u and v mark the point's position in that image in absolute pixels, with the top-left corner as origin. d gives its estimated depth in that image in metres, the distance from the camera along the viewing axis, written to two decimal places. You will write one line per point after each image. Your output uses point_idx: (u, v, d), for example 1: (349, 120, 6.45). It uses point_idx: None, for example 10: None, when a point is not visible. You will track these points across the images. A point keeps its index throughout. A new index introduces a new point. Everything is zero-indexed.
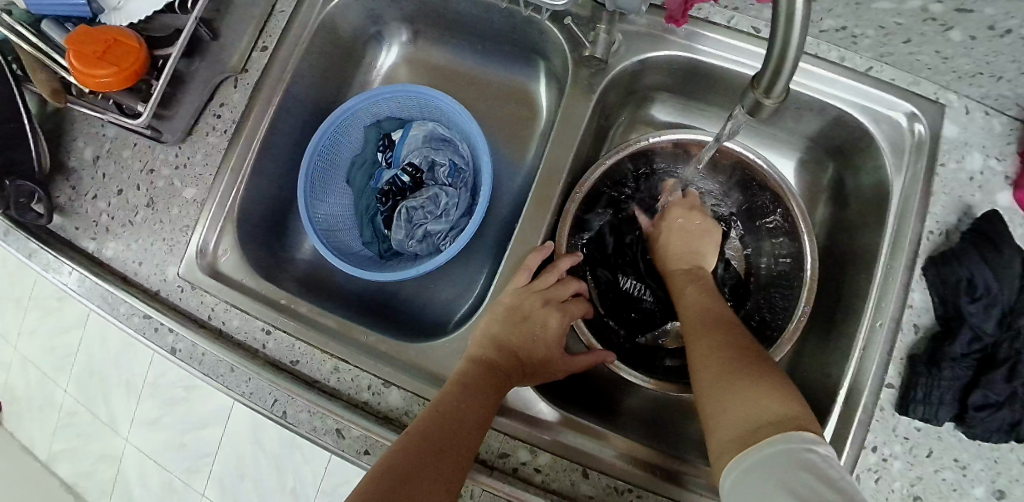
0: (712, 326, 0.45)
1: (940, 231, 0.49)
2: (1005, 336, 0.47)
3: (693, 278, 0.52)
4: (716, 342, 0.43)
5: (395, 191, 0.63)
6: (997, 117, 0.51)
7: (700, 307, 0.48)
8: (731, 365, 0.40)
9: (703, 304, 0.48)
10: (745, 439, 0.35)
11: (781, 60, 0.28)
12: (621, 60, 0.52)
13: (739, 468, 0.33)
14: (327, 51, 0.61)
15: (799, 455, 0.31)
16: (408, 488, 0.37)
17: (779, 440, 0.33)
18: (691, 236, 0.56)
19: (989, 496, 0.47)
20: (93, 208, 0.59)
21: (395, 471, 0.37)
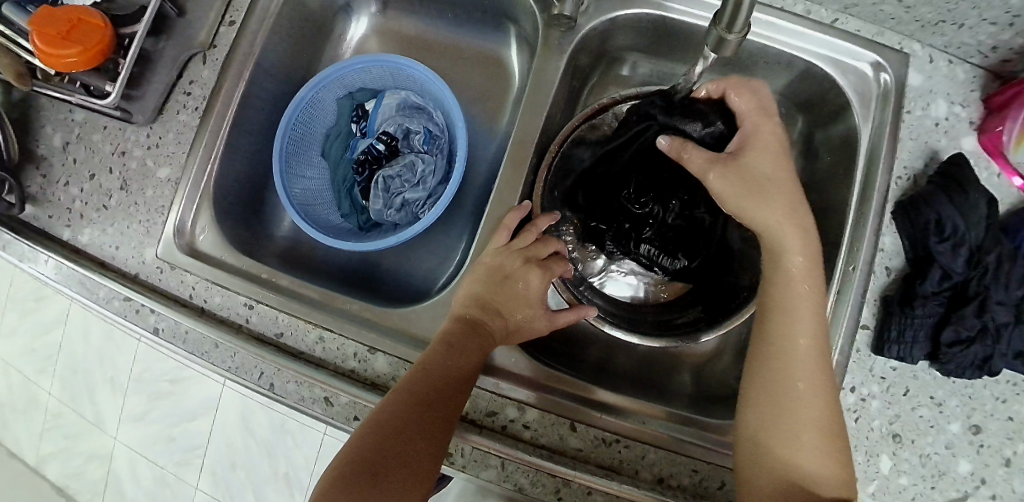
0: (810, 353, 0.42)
1: (908, 177, 0.51)
2: (974, 274, 0.48)
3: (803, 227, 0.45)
4: (818, 390, 0.40)
5: (371, 160, 0.62)
6: (961, 66, 0.53)
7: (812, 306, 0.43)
8: (822, 428, 0.40)
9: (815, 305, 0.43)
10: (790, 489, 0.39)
11: None
12: (591, 19, 0.53)
13: None
14: (296, 25, 0.60)
15: None
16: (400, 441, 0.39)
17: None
18: (792, 193, 0.45)
19: (966, 431, 0.48)
20: (65, 195, 0.58)
21: (385, 426, 0.39)
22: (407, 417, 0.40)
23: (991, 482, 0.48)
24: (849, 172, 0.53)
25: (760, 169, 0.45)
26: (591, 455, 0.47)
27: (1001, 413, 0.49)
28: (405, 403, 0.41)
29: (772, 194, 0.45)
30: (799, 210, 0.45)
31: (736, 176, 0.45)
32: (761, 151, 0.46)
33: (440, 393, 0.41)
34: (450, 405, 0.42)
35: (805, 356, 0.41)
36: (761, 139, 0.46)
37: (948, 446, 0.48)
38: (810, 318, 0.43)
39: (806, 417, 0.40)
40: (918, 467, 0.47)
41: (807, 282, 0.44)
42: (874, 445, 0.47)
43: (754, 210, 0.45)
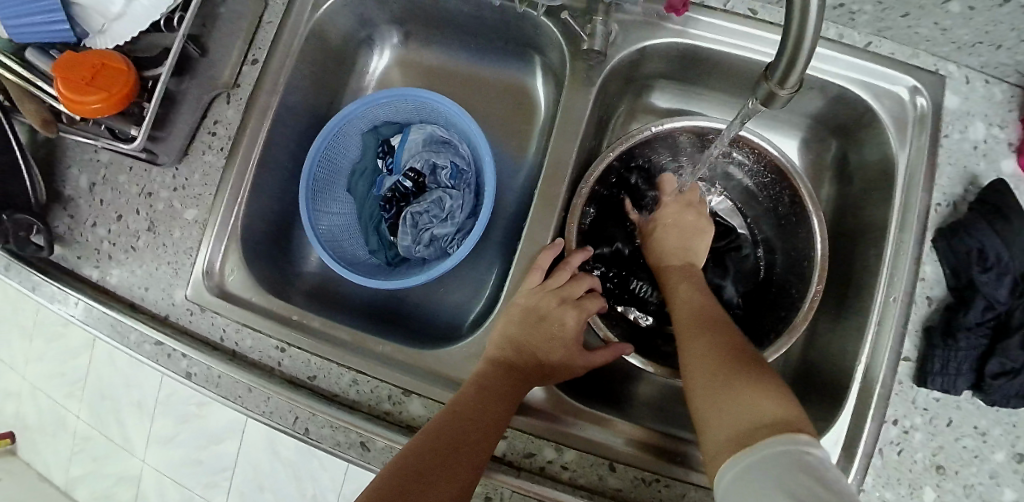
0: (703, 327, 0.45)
1: (947, 203, 0.50)
2: (1019, 303, 0.47)
3: (687, 275, 0.52)
4: (715, 340, 0.43)
5: (398, 196, 0.63)
6: (998, 85, 0.51)
7: (690, 303, 0.49)
8: (727, 366, 0.40)
9: (693, 300, 0.49)
10: (743, 439, 0.34)
11: (794, 53, 0.27)
12: (619, 50, 0.52)
13: (739, 468, 0.32)
14: (317, 58, 0.60)
15: (798, 456, 0.31)
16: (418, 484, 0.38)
17: (773, 443, 0.32)
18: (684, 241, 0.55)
19: (1011, 461, 0.47)
20: (93, 236, 0.58)
21: (407, 471, 0.38)
22: (429, 456, 0.39)
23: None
24: (885, 198, 0.52)
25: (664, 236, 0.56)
26: (631, 494, 0.46)
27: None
28: (427, 443, 0.40)
29: (660, 229, 0.56)
30: (684, 238, 0.55)
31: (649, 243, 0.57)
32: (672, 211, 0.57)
33: (461, 428, 0.41)
34: (468, 436, 0.41)
35: (687, 322, 0.46)
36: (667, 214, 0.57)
37: (993, 476, 0.47)
38: (687, 299, 0.49)
39: (703, 364, 0.41)
40: (963, 498, 0.47)
41: (679, 282, 0.52)
42: (919, 477, 0.47)
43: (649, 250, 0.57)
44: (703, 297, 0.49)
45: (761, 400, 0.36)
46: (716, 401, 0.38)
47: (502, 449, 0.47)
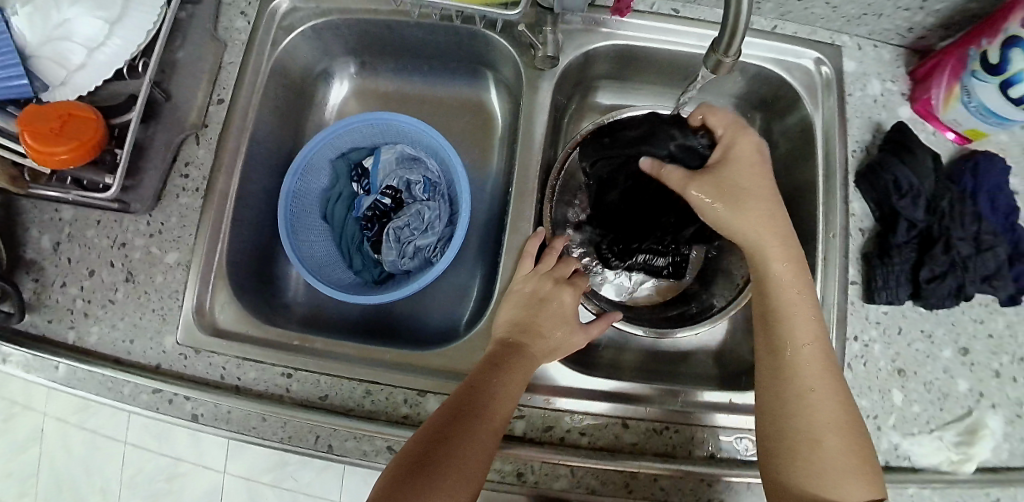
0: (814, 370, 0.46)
1: (860, 149, 0.59)
2: (934, 219, 0.55)
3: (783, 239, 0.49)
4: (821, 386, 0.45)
5: (378, 214, 0.64)
6: (885, 48, 0.62)
7: (803, 324, 0.47)
8: (846, 439, 0.44)
9: (804, 319, 0.47)
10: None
11: (735, 21, 0.33)
12: (567, 55, 0.58)
13: None
14: (282, 94, 0.63)
15: None
16: (448, 447, 0.41)
17: None
18: (767, 199, 0.50)
19: (957, 355, 0.55)
20: (64, 296, 0.56)
21: (435, 434, 0.42)
22: (461, 420, 0.42)
23: (988, 394, 0.55)
24: (809, 152, 0.60)
25: (739, 180, 0.50)
26: (646, 445, 0.50)
27: (982, 333, 0.56)
28: (459, 409, 0.43)
29: (751, 204, 0.49)
30: (772, 218, 0.49)
31: (712, 184, 0.49)
32: (749, 174, 0.50)
33: (494, 401, 0.44)
34: (497, 410, 0.43)
35: (820, 370, 0.45)
36: (739, 152, 0.51)
37: (945, 370, 0.55)
38: (812, 328, 0.47)
39: (830, 434, 0.44)
40: (926, 394, 0.54)
41: (803, 301, 0.47)
42: (884, 383, 0.54)
43: (729, 219, 0.49)
44: (818, 323, 0.47)
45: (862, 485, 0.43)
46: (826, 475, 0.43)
47: (521, 429, 0.50)
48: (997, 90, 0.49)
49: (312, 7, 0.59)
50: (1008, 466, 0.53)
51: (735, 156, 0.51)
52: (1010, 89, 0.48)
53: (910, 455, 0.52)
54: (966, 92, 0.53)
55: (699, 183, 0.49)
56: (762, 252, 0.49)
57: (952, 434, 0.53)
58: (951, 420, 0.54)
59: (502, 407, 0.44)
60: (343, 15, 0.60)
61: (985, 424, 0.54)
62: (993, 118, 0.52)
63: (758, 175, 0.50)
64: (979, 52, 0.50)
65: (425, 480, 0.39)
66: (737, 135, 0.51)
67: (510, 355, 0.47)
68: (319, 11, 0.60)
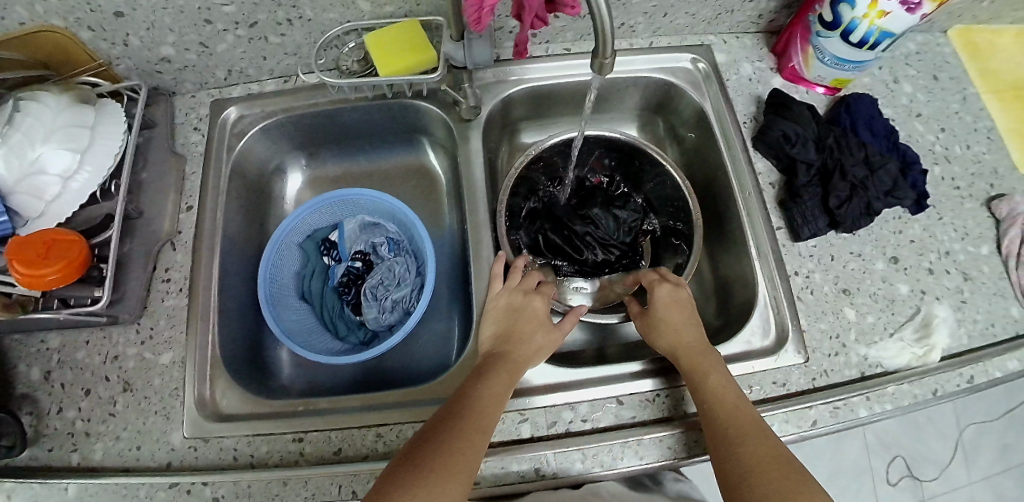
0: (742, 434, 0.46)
1: (749, 119, 0.68)
2: (825, 156, 0.62)
3: (702, 352, 0.53)
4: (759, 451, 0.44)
5: (353, 278, 0.68)
6: (746, 36, 0.73)
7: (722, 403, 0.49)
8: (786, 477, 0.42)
9: (723, 400, 0.49)
10: None
11: (603, 28, 0.40)
12: (487, 104, 0.67)
13: None
14: (243, 192, 0.68)
15: None
16: (431, 443, 0.43)
17: None
18: (687, 322, 0.57)
19: (889, 264, 0.63)
20: (62, 421, 0.56)
21: (422, 436, 0.44)
22: (452, 411, 0.46)
23: (929, 290, 0.62)
24: (709, 135, 0.70)
25: (666, 316, 0.58)
26: (644, 416, 0.54)
27: (904, 241, 0.64)
28: (450, 404, 0.47)
29: (668, 326, 0.57)
30: (694, 331, 0.56)
31: (643, 323, 0.59)
32: (670, 308, 0.58)
33: (483, 394, 0.48)
34: (487, 401, 0.47)
35: (742, 426, 0.47)
36: (661, 293, 0.60)
37: (884, 279, 0.62)
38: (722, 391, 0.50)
39: (760, 476, 0.43)
40: (875, 305, 0.61)
41: (704, 375, 0.51)
42: (836, 303, 0.60)
43: (656, 342, 0.57)
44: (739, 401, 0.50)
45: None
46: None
47: (528, 431, 0.53)
48: (839, 40, 0.59)
49: (258, 112, 0.68)
50: (969, 347, 0.60)
51: (659, 298, 0.60)
52: (849, 36, 0.57)
53: (880, 360, 0.58)
54: (817, 50, 0.63)
55: (641, 320, 0.60)
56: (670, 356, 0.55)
57: (909, 332, 0.59)
58: (905, 320, 0.60)
59: (491, 400, 0.48)
60: (286, 114, 0.68)
61: (935, 314, 0.60)
62: (846, 64, 0.62)
63: (684, 306, 0.59)
64: (816, 16, 0.60)
65: (411, 464, 0.41)
66: (655, 284, 0.62)
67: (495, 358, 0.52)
68: (264, 115, 0.68)
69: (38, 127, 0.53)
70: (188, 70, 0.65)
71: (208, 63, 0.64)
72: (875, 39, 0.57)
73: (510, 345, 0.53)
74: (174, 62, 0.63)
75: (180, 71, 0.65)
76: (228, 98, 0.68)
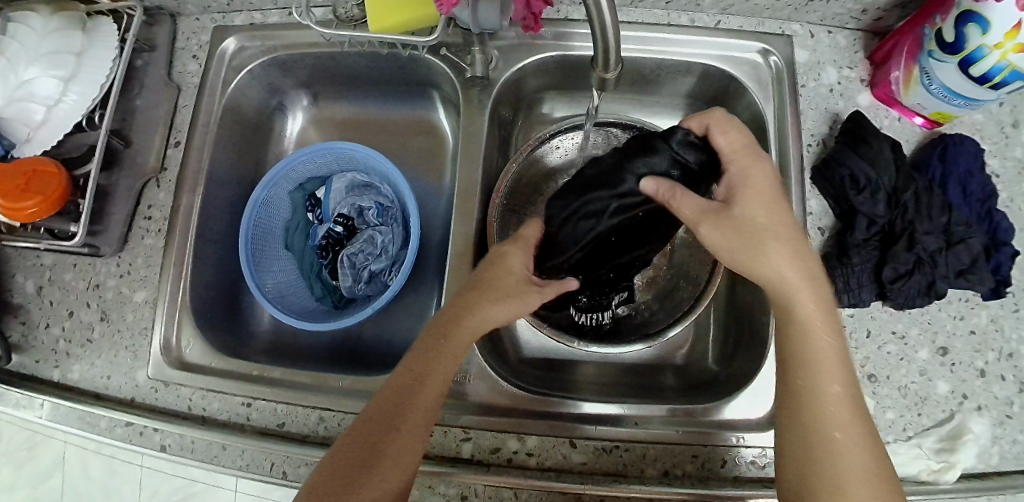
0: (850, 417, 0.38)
1: (817, 142, 0.56)
2: (895, 215, 0.51)
3: (812, 284, 0.41)
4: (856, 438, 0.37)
5: (332, 243, 0.65)
6: (840, 32, 0.59)
7: (838, 372, 0.39)
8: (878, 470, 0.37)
9: (841, 369, 0.39)
10: None
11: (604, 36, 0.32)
12: (502, 73, 0.58)
13: None
14: (236, 131, 0.64)
15: None
16: (368, 469, 0.39)
17: None
18: (791, 234, 0.43)
19: (935, 356, 0.54)
20: (49, 336, 0.60)
21: (357, 458, 0.40)
22: (390, 421, 0.41)
23: (972, 395, 0.54)
24: (764, 149, 0.58)
25: (748, 216, 0.43)
26: (596, 464, 0.50)
27: (963, 330, 0.55)
28: (371, 425, 0.41)
29: (766, 236, 0.42)
30: (804, 252, 0.42)
31: (723, 224, 0.43)
32: (757, 198, 0.43)
33: (411, 412, 0.42)
34: (414, 420, 0.42)
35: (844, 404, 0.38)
36: (750, 180, 0.44)
37: (922, 373, 0.54)
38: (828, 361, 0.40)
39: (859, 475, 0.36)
40: (900, 399, 0.53)
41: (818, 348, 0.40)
42: None
43: (769, 261, 0.41)
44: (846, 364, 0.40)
45: None
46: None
47: (469, 451, 0.50)
48: (956, 69, 0.46)
49: (258, 46, 0.62)
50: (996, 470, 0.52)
51: (740, 184, 0.44)
52: (969, 68, 0.45)
53: None
54: (925, 73, 0.50)
55: (711, 220, 0.43)
56: (791, 292, 0.41)
57: (930, 441, 0.52)
58: (930, 425, 0.53)
59: (417, 417, 0.42)
60: (287, 51, 0.62)
61: (967, 428, 0.52)
62: (957, 99, 0.49)
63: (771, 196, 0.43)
64: (934, 30, 0.47)
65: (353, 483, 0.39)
66: (747, 157, 0.44)
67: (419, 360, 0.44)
68: (266, 49, 0.62)
69: (22, 52, 0.53)
70: None
71: None
72: (1000, 79, 0.44)
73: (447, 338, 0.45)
74: None
75: None
76: (229, 26, 0.63)
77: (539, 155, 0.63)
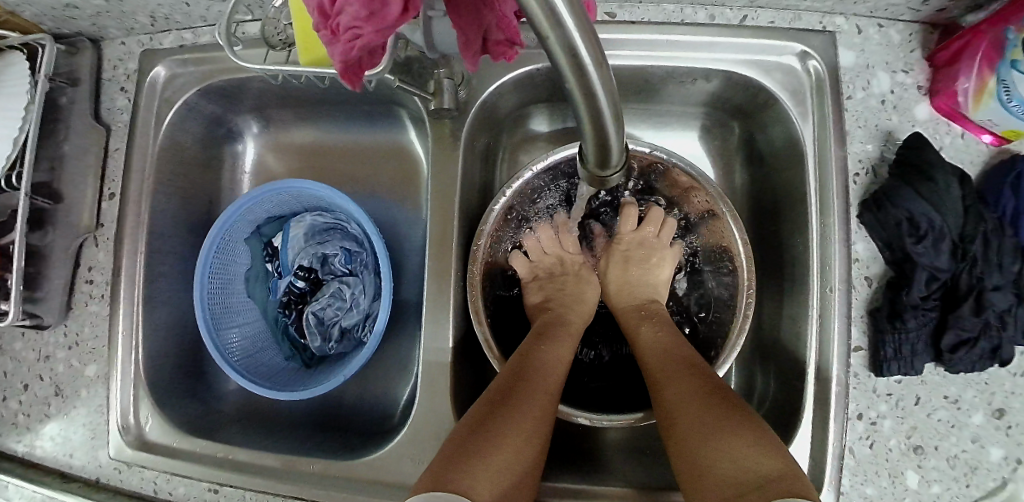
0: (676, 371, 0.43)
1: (866, 170, 0.46)
2: (960, 270, 0.42)
3: (645, 315, 0.51)
4: (690, 384, 0.40)
5: (295, 298, 0.57)
6: (894, 25, 0.47)
7: (660, 344, 0.47)
8: (723, 413, 0.36)
9: (661, 341, 0.47)
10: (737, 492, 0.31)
11: (597, 129, 0.22)
12: (476, 96, 0.48)
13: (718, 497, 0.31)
14: (181, 172, 0.56)
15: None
16: (503, 419, 0.38)
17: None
18: (630, 272, 0.55)
19: (991, 420, 0.46)
20: (5, 411, 0.56)
21: (490, 410, 0.39)
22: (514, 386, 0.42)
23: None
24: (797, 177, 0.48)
25: (612, 270, 0.56)
26: None
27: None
28: (501, 385, 0.42)
29: (611, 280, 0.56)
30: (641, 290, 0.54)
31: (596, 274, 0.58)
32: (618, 258, 0.57)
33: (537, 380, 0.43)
34: (538, 417, 0.40)
35: (673, 364, 0.44)
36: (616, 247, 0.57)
37: (975, 440, 0.46)
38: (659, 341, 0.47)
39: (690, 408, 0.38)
40: (948, 471, 0.45)
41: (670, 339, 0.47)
42: (897, 465, 0.45)
43: (605, 295, 0.56)
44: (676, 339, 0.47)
45: (747, 456, 0.32)
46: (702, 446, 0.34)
47: None
48: None
49: (192, 73, 0.53)
50: None
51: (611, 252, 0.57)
52: None
53: None
54: (1003, 86, 0.40)
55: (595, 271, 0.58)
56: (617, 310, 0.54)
57: None
58: (981, 499, 0.45)
59: (540, 413, 0.40)
60: (224, 78, 0.52)
61: None
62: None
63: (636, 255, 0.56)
64: (1023, 35, 0.37)
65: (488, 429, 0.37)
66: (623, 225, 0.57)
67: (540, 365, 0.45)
68: (200, 76, 0.53)
69: None
70: (104, 15, 0.51)
71: (123, 8, 0.50)
72: None
73: (560, 334, 0.49)
74: (81, 7, 0.49)
75: (94, 16, 0.51)
76: (158, 49, 0.54)
77: (533, 187, 0.55)
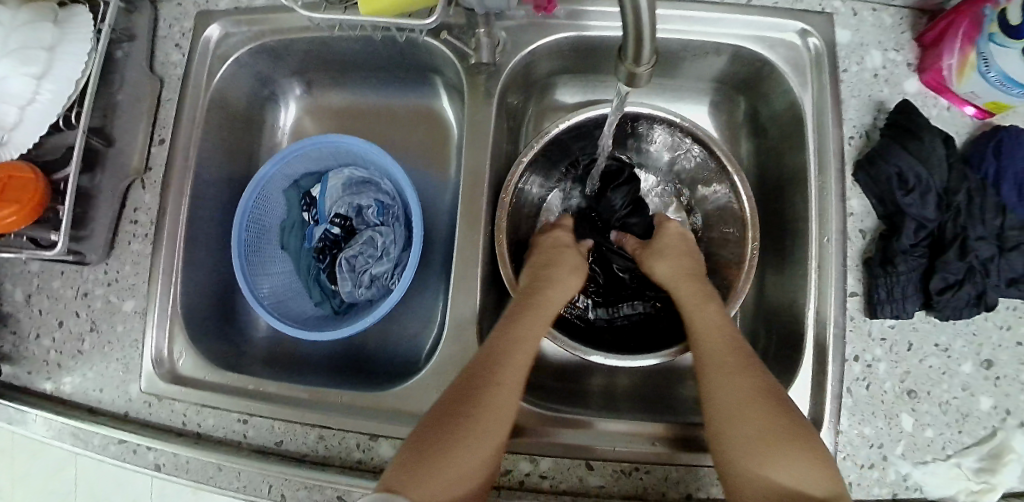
0: (732, 367, 0.43)
1: (859, 134, 0.51)
2: (949, 216, 0.47)
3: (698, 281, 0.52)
4: (749, 386, 0.42)
5: (330, 244, 0.61)
6: (885, 10, 0.53)
7: (718, 334, 0.46)
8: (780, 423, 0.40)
9: (722, 331, 0.46)
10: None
11: (639, 25, 0.26)
12: (509, 58, 0.53)
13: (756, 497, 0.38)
14: (226, 126, 0.60)
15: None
16: (461, 421, 0.40)
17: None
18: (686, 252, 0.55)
19: (979, 369, 0.49)
20: (38, 347, 0.57)
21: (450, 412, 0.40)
22: (473, 381, 0.42)
23: (1018, 411, 0.48)
24: (800, 143, 0.53)
25: (664, 244, 0.56)
26: (615, 489, 0.46)
27: (1010, 341, 0.50)
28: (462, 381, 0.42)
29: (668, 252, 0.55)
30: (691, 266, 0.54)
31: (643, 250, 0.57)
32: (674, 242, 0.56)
33: (505, 369, 0.43)
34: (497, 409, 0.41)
35: (733, 359, 0.44)
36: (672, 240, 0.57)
37: (965, 387, 0.49)
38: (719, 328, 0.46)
39: (755, 406, 0.41)
40: (941, 416, 0.48)
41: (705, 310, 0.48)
42: (892, 407, 0.48)
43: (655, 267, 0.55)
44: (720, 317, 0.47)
45: (803, 469, 0.37)
46: (755, 459, 0.39)
47: None
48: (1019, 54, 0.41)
49: (244, 32, 0.57)
50: None
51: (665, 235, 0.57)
52: None
53: (921, 484, 0.47)
54: (983, 59, 0.45)
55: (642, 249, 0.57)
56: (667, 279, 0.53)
57: (971, 460, 0.47)
58: (972, 443, 0.48)
59: (501, 401, 0.42)
60: (275, 37, 0.57)
61: (1010, 447, 0.47)
62: (1016, 88, 0.44)
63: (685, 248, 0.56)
64: (998, 11, 0.43)
65: (442, 435, 0.39)
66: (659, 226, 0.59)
67: (504, 354, 0.44)
68: (251, 36, 0.57)
69: None
70: None
71: None
72: None
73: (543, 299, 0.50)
74: None
75: None
76: (212, 11, 0.58)
77: (556, 146, 0.58)
